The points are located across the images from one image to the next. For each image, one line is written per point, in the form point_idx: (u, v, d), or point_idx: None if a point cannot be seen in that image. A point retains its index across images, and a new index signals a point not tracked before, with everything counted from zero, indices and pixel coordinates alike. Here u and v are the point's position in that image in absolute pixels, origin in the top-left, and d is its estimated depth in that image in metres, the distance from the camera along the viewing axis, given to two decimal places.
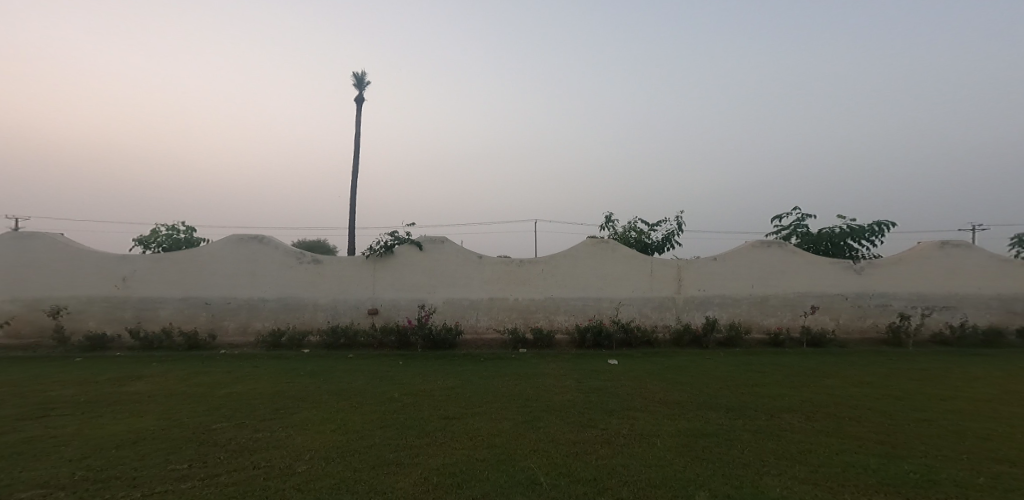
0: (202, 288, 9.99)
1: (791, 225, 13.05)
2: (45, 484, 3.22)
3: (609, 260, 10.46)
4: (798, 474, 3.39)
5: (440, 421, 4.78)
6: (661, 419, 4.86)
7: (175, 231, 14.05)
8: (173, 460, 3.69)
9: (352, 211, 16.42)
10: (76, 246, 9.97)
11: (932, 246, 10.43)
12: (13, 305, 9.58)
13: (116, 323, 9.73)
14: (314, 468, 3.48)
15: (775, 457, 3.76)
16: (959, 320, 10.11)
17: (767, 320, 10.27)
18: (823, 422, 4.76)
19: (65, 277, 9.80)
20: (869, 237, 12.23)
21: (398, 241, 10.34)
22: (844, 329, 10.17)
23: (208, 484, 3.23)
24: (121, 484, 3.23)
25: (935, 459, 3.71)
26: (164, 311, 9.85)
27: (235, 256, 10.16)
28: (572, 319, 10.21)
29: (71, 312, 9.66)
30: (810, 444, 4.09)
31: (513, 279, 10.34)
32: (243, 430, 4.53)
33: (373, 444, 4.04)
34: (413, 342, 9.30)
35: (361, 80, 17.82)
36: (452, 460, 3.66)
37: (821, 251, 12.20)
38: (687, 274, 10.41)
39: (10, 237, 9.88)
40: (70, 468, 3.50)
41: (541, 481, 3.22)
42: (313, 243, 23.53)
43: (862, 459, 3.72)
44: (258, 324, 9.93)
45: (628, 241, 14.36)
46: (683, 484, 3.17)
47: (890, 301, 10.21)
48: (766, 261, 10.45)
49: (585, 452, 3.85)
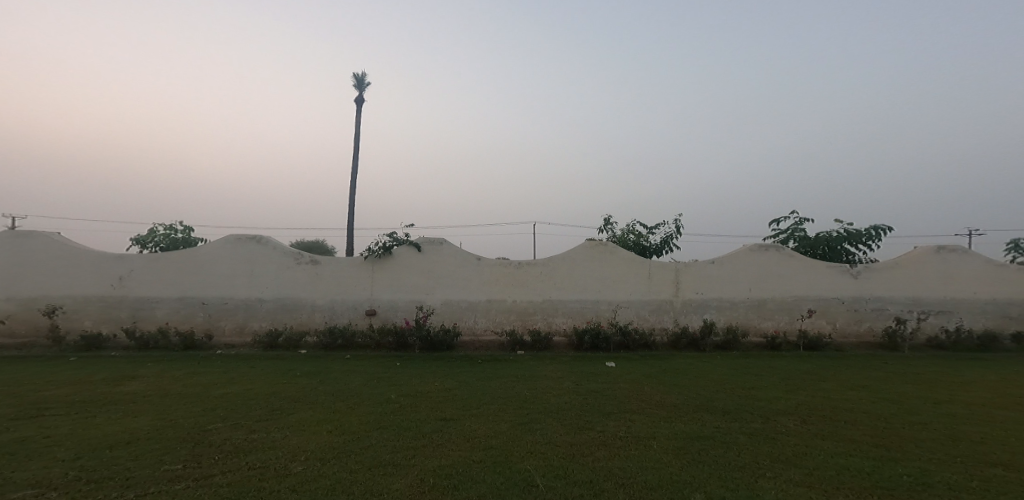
0: (200, 288, 9.97)
1: (790, 229, 13.08)
2: (38, 484, 3.21)
3: (607, 262, 10.46)
4: (794, 476, 3.40)
5: (437, 423, 4.78)
6: (658, 421, 4.87)
7: (174, 230, 14.04)
8: (168, 461, 3.68)
9: (351, 213, 16.42)
10: (73, 245, 9.94)
11: (930, 250, 10.45)
12: (9, 304, 9.54)
13: (112, 322, 9.70)
14: (310, 469, 3.47)
15: (771, 460, 3.77)
16: (955, 324, 10.14)
17: (764, 323, 10.29)
18: (819, 425, 4.77)
19: (62, 276, 9.77)
20: (866, 242, 12.26)
21: (397, 242, 10.34)
22: (841, 333, 10.20)
23: (203, 485, 3.22)
24: (115, 484, 3.22)
25: (929, 462, 3.72)
26: (161, 311, 9.82)
27: (233, 256, 10.14)
28: (570, 321, 10.21)
29: (67, 311, 9.63)
30: (806, 447, 4.10)
31: (512, 281, 10.34)
32: (238, 430, 4.52)
33: (370, 445, 4.03)
34: (411, 344, 9.29)
35: (361, 81, 17.86)
36: (449, 461, 3.66)
37: (819, 255, 12.25)
38: (685, 277, 10.43)
39: (7, 236, 9.84)
40: (64, 468, 3.49)
41: (537, 483, 3.22)
42: (312, 244, 23.63)
43: (857, 462, 3.73)
44: (255, 325, 9.91)
45: (627, 244, 14.40)
46: (679, 487, 3.18)
47: (887, 305, 10.24)
48: (764, 265, 10.47)
49: (583, 454, 3.85)
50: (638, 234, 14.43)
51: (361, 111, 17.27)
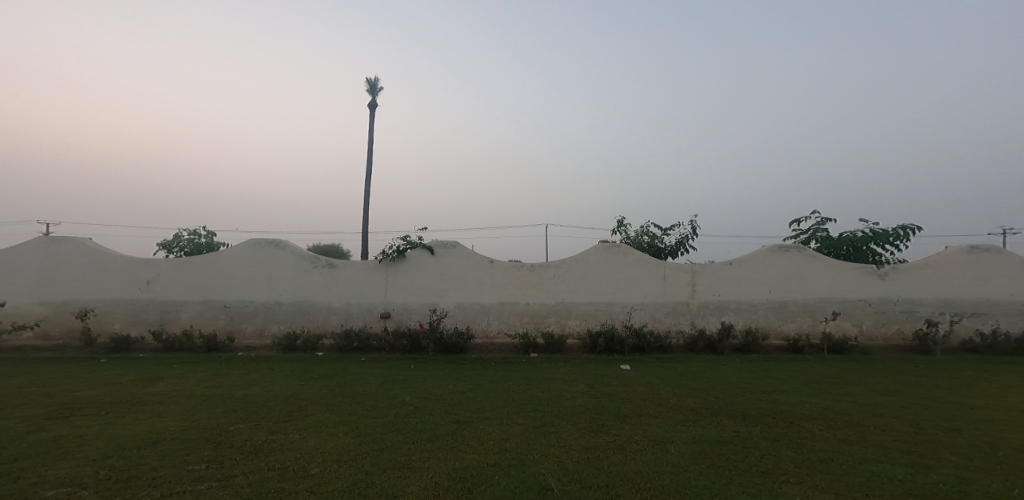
0: (222, 291, 10.15)
1: (811, 229, 12.86)
2: (69, 483, 3.27)
3: (621, 264, 10.38)
4: (819, 483, 3.31)
5: (451, 425, 4.80)
6: (675, 425, 4.81)
7: (198, 235, 14.34)
8: (191, 461, 3.74)
9: (365, 217, 16.62)
10: (104, 251, 10.21)
11: (962, 251, 10.16)
12: (42, 306, 9.84)
13: (140, 324, 9.93)
14: (327, 471, 3.50)
15: (795, 465, 3.69)
16: (990, 327, 9.82)
17: (785, 325, 10.10)
18: (845, 430, 4.66)
19: (92, 280, 10.04)
20: (893, 242, 11.97)
21: (410, 245, 10.42)
22: (867, 335, 9.95)
23: (225, 485, 3.26)
24: (141, 484, 3.27)
25: (965, 469, 3.60)
26: (186, 313, 10.03)
27: (253, 260, 10.31)
28: (584, 323, 10.16)
29: (97, 314, 9.89)
30: (832, 453, 4.00)
31: (525, 284, 10.32)
32: (259, 431, 4.59)
33: (385, 447, 4.06)
34: (425, 346, 9.34)
35: (374, 85, 18.11)
36: (463, 464, 3.65)
37: (842, 256, 12.00)
38: (701, 278, 10.30)
39: (42, 242, 10.15)
40: (94, 467, 3.57)
41: (552, 487, 3.19)
42: (326, 248, 24.07)
43: (887, 468, 3.62)
44: (274, 327, 10.05)
45: (641, 245, 14.29)
46: (699, 492, 3.12)
47: (916, 307, 9.97)
48: (784, 266, 10.29)
49: (598, 458, 3.81)
50: (653, 235, 14.31)
51: (374, 116, 17.50)
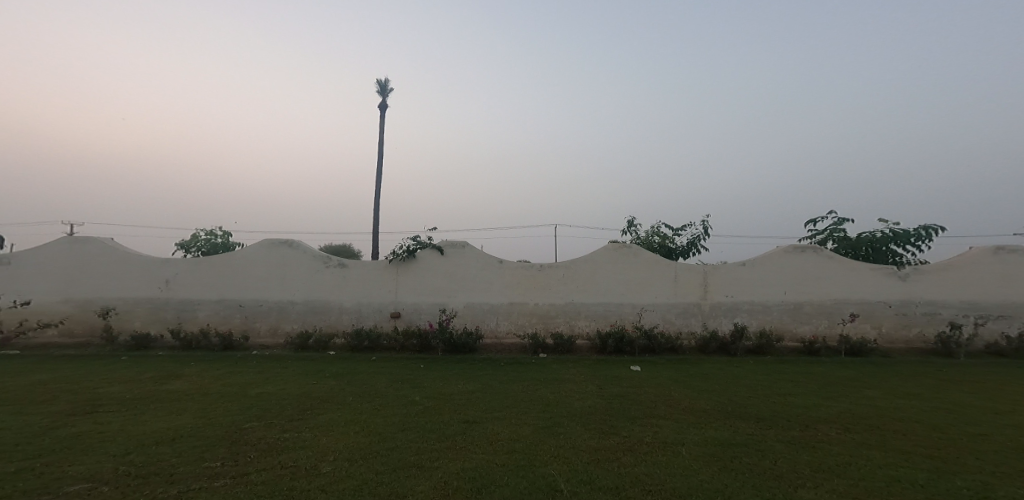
0: (237, 290, 10.28)
1: (828, 229, 12.66)
2: (91, 478, 3.33)
3: (632, 265, 10.32)
4: (836, 487, 3.26)
5: (460, 425, 4.81)
6: (688, 427, 4.76)
7: (215, 236, 14.51)
8: (208, 458, 3.78)
9: (376, 218, 16.72)
10: (125, 250, 10.39)
11: (987, 251, 9.93)
12: (65, 305, 10.04)
13: (159, 323, 10.09)
14: (338, 470, 3.51)
15: (811, 469, 3.63)
16: (1016, 330, 9.60)
17: (800, 327, 9.96)
18: (863, 434, 4.58)
19: (113, 279, 10.23)
20: (914, 243, 11.73)
21: (420, 245, 10.45)
22: (886, 338, 9.77)
23: (239, 482, 3.30)
24: (159, 480, 3.32)
25: (990, 475, 3.51)
26: (202, 312, 10.17)
27: (267, 260, 10.42)
28: (594, 324, 10.11)
29: (118, 313, 10.06)
30: (849, 457, 3.93)
31: (535, 284, 10.30)
32: (273, 429, 4.64)
33: (395, 446, 4.07)
34: (435, 346, 9.36)
35: (384, 87, 18.20)
36: (472, 464, 3.64)
37: (860, 257, 11.81)
38: (713, 279, 10.20)
39: (66, 242, 10.36)
40: (115, 463, 3.64)
41: (561, 488, 3.18)
42: (340, 248, 24.16)
43: (907, 473, 3.55)
44: (288, 326, 10.15)
45: (652, 246, 14.19)
46: (711, 495, 3.09)
47: (939, 310, 9.76)
48: (798, 267, 10.15)
49: (609, 460, 3.79)
50: (664, 235, 14.18)
51: (384, 116, 17.61)
